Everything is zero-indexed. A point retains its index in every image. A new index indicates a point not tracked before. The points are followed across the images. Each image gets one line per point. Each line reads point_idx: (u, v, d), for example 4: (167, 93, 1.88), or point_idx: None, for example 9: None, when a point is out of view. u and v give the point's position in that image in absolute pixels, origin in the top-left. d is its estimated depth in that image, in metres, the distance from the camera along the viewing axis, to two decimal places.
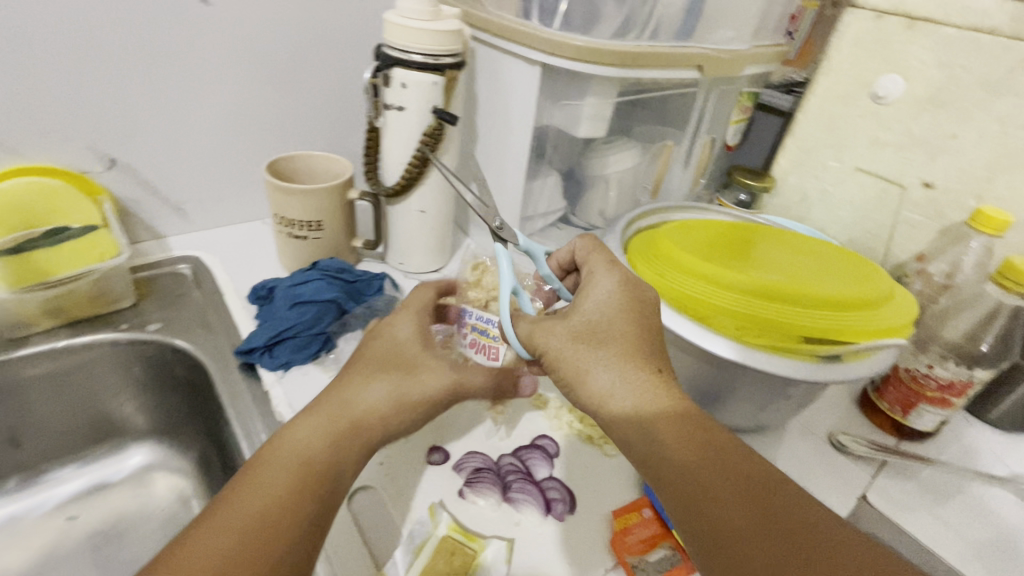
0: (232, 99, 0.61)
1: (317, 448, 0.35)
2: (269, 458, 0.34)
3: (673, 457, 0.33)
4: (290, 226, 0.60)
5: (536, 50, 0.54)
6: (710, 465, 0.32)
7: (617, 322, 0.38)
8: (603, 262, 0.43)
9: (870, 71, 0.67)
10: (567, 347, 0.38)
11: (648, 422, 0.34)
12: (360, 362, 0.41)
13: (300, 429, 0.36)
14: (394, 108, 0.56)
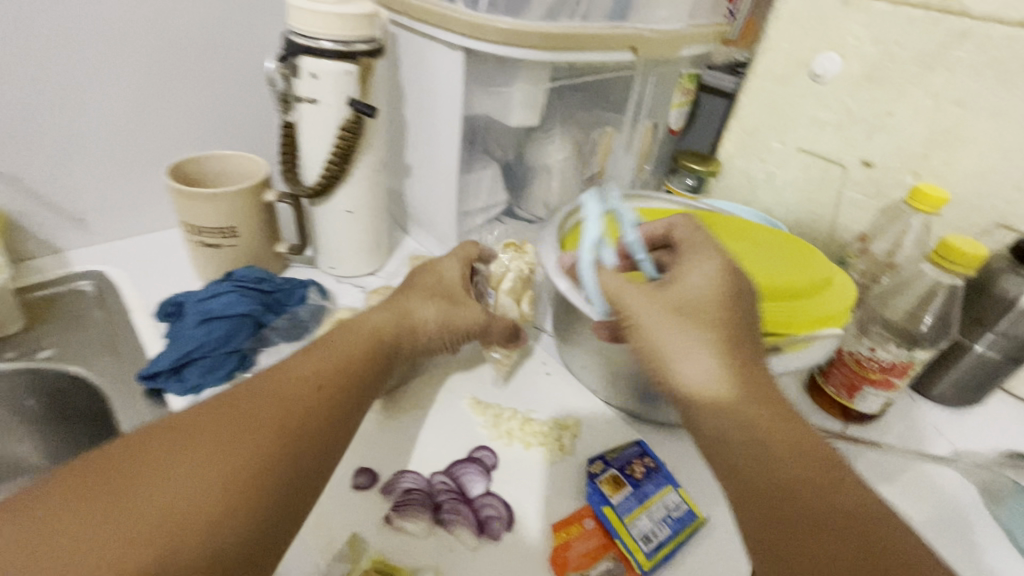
0: (126, 96, 0.55)
1: (350, 363, 0.41)
2: (305, 366, 0.39)
3: (728, 424, 0.34)
4: (200, 234, 0.54)
5: (457, 34, 0.51)
6: (767, 441, 0.33)
7: (709, 302, 0.38)
8: (706, 250, 0.42)
9: (807, 49, 0.65)
10: (660, 321, 0.38)
11: (732, 408, 0.34)
12: (414, 290, 0.50)
13: (342, 343, 0.43)
14: (306, 101, 0.51)
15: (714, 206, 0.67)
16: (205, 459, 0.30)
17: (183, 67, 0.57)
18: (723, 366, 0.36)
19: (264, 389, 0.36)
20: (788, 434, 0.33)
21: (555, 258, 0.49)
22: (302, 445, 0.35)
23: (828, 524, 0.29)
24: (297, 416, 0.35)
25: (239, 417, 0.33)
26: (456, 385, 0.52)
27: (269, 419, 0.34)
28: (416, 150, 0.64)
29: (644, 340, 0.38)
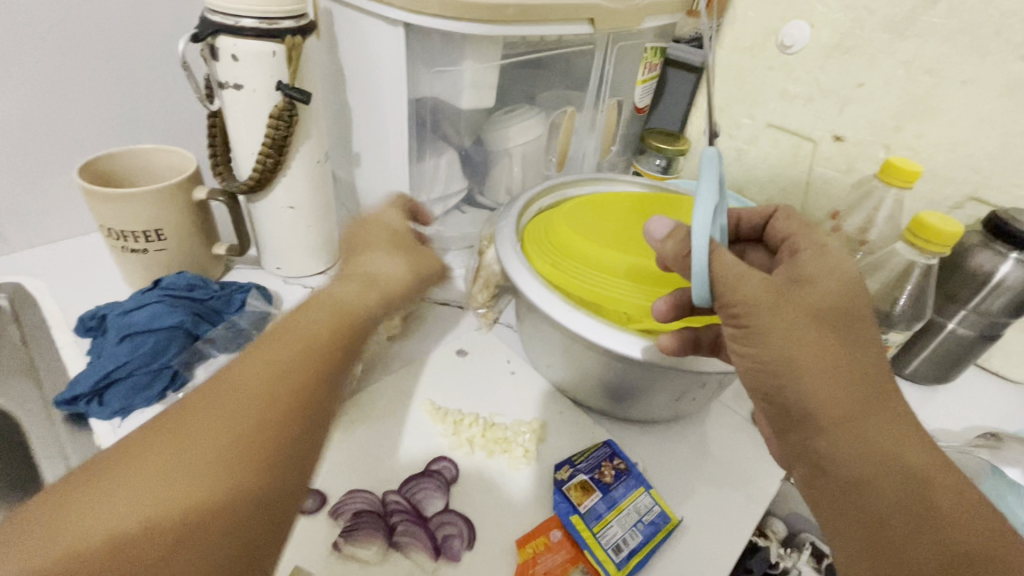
0: (27, 85, 0.49)
1: (357, 309, 0.35)
2: (311, 314, 0.33)
3: (833, 432, 0.28)
4: (122, 238, 0.49)
5: (394, 7, 0.46)
6: (884, 456, 0.28)
7: (834, 286, 0.31)
8: (812, 241, 0.36)
9: (776, 18, 0.62)
10: (782, 308, 0.29)
11: (848, 418, 0.28)
12: (376, 242, 0.45)
13: (346, 292, 0.36)
14: (230, 86, 0.46)
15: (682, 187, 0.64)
16: (230, 412, 0.26)
17: (97, 52, 0.51)
18: (845, 362, 0.29)
19: (280, 336, 0.30)
20: (913, 448, 0.28)
21: (512, 253, 0.45)
22: (333, 384, 0.31)
23: (901, 518, 0.26)
24: (325, 355, 0.31)
25: (260, 364, 0.28)
26: (414, 390, 0.49)
27: (291, 362, 0.29)
28: (363, 137, 0.59)
29: (763, 334, 0.29)
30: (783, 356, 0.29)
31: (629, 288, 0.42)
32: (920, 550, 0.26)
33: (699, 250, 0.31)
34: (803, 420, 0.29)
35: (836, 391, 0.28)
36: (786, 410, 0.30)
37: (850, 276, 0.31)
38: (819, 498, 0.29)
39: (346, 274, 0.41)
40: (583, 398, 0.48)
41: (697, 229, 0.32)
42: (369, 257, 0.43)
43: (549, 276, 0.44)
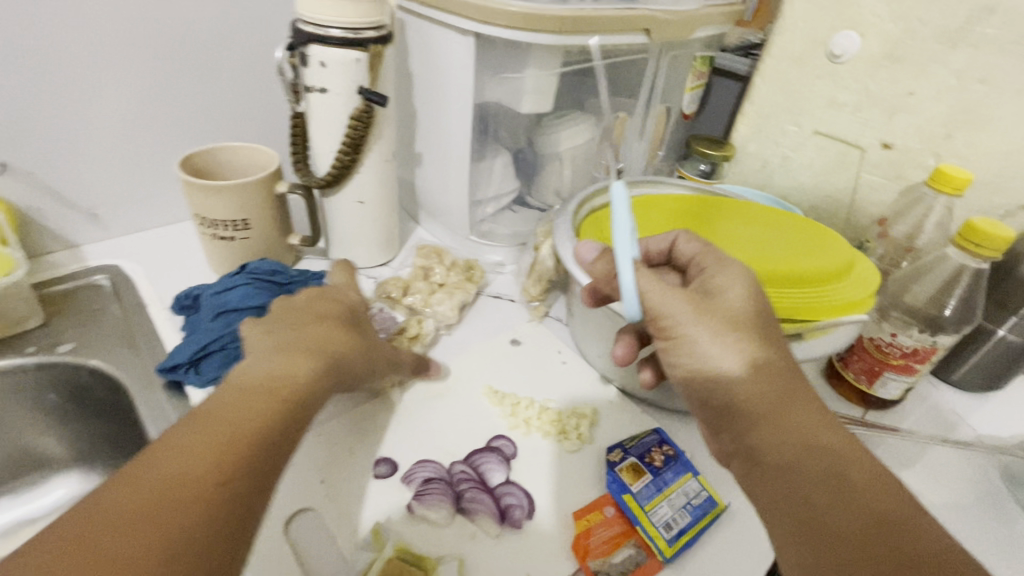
0: (135, 89, 0.55)
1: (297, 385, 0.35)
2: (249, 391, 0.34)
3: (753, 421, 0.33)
4: (213, 227, 0.54)
5: (467, 19, 0.50)
6: (800, 438, 0.31)
7: (737, 299, 0.37)
8: (714, 261, 0.39)
9: (825, 28, 0.63)
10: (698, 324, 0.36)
11: (764, 411, 0.33)
12: (328, 303, 0.44)
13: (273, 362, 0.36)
14: (316, 90, 0.51)
15: (729, 191, 0.66)
16: (175, 479, 0.27)
17: (191, 58, 0.56)
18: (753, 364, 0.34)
19: (216, 416, 0.31)
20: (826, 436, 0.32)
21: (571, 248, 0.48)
22: (273, 459, 0.32)
23: (821, 493, 0.29)
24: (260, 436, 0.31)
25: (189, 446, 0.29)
26: (472, 374, 0.52)
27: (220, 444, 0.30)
28: (425, 139, 0.63)
29: (683, 346, 0.36)
30: (705, 365, 0.35)
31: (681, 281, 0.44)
32: (840, 517, 0.28)
33: (625, 279, 0.36)
34: (736, 419, 0.34)
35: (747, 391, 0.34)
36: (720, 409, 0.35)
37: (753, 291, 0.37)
38: (753, 483, 0.32)
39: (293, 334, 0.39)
40: (632, 387, 0.51)
41: (619, 255, 0.37)
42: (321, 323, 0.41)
43: None
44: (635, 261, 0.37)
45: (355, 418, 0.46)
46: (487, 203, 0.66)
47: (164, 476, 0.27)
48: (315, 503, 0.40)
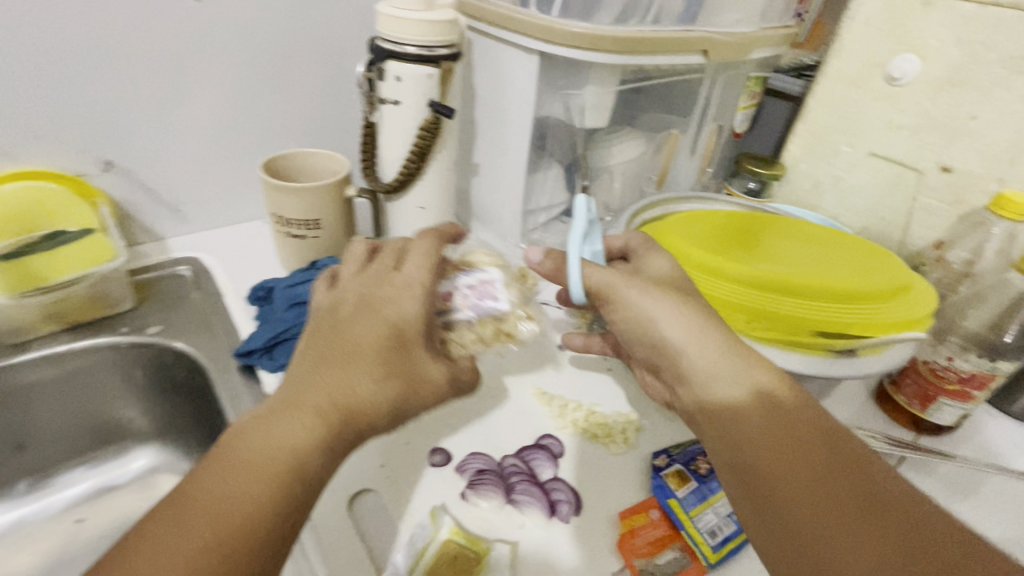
0: (225, 98, 0.60)
1: (310, 454, 0.31)
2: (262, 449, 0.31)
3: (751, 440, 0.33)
4: (288, 225, 0.59)
5: (533, 39, 0.53)
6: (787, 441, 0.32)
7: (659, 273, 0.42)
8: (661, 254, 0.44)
9: (883, 51, 0.64)
10: (645, 299, 0.39)
11: (747, 419, 0.34)
12: (394, 293, 0.41)
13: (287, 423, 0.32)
14: (390, 102, 0.55)
15: (780, 210, 0.66)
16: (236, 481, 0.29)
17: (276, 70, 0.62)
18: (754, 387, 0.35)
19: (229, 473, 0.29)
20: (759, 381, 0.35)
21: None
22: (302, 502, 0.31)
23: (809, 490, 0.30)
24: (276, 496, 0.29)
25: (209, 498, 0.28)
26: (521, 375, 0.54)
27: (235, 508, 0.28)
28: (485, 150, 0.67)
29: (618, 312, 0.41)
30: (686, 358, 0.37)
31: (732, 288, 0.45)
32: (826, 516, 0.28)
33: (573, 271, 0.41)
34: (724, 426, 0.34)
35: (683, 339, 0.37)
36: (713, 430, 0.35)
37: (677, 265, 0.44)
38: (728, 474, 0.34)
39: (317, 380, 0.34)
40: None
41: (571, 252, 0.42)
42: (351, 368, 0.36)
43: None
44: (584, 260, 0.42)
45: None
46: (540, 212, 0.69)
47: (227, 472, 0.29)
48: (375, 485, 0.43)
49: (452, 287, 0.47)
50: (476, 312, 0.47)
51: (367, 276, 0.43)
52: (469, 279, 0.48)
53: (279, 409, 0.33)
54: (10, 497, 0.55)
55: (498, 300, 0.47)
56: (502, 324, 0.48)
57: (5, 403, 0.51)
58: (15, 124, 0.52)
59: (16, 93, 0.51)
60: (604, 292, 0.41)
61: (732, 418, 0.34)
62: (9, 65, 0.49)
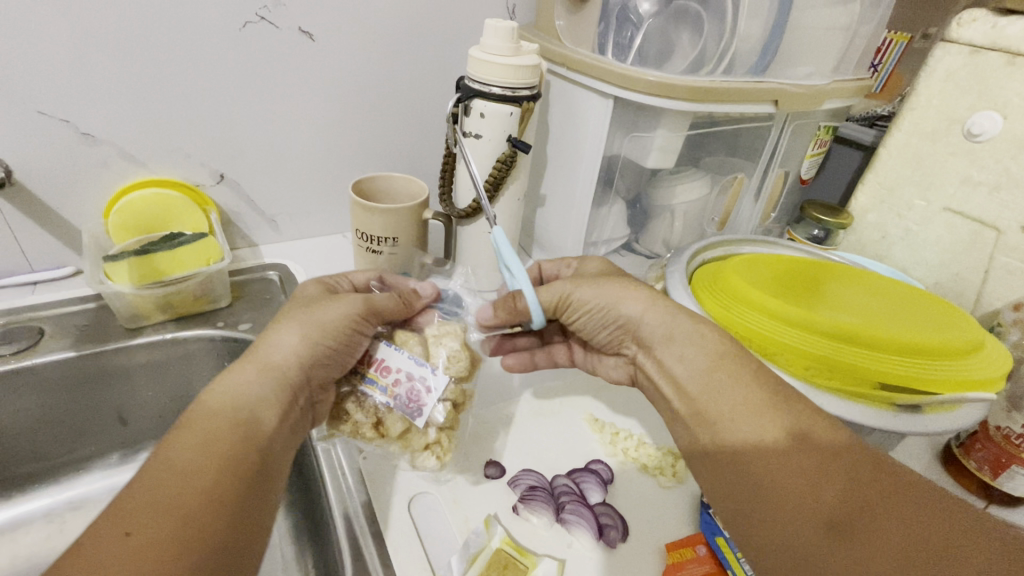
0: (324, 124, 0.67)
1: (253, 412, 0.36)
2: (216, 412, 0.35)
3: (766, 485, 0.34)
4: (368, 241, 0.64)
5: (609, 84, 0.56)
6: (796, 476, 0.33)
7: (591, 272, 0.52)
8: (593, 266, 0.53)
9: (963, 107, 0.63)
10: (609, 290, 0.47)
11: (762, 452, 0.35)
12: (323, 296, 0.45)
13: (231, 388, 0.37)
14: (472, 135, 0.60)
15: (846, 259, 0.65)
16: (197, 457, 0.32)
17: (371, 101, 0.68)
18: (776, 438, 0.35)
19: (191, 432, 0.34)
20: (705, 338, 0.42)
21: (684, 294, 0.51)
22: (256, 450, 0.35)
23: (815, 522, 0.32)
24: (232, 450, 0.34)
25: (177, 459, 0.32)
26: (574, 401, 0.57)
27: (206, 463, 0.32)
28: (553, 183, 0.71)
29: (582, 315, 0.48)
30: (677, 356, 0.42)
31: (792, 332, 0.46)
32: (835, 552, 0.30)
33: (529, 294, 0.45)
34: (735, 463, 0.36)
35: (641, 305, 0.45)
36: (731, 472, 0.36)
37: (606, 264, 0.53)
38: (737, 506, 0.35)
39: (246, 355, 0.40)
40: None
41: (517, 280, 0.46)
42: (270, 338, 0.40)
43: (715, 314, 0.49)
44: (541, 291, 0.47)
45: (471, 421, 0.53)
46: (600, 246, 0.71)
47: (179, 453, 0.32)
48: (433, 489, 0.46)
49: (392, 363, 0.43)
50: (392, 404, 0.42)
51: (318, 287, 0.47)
52: (412, 367, 0.43)
53: (219, 378, 0.38)
54: (105, 467, 0.61)
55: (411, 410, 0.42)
56: (410, 433, 0.43)
57: (113, 380, 0.58)
58: (151, 140, 0.60)
59: (153, 113, 0.59)
60: (568, 306, 0.48)
61: (749, 460, 0.35)
62: (156, 90, 0.58)
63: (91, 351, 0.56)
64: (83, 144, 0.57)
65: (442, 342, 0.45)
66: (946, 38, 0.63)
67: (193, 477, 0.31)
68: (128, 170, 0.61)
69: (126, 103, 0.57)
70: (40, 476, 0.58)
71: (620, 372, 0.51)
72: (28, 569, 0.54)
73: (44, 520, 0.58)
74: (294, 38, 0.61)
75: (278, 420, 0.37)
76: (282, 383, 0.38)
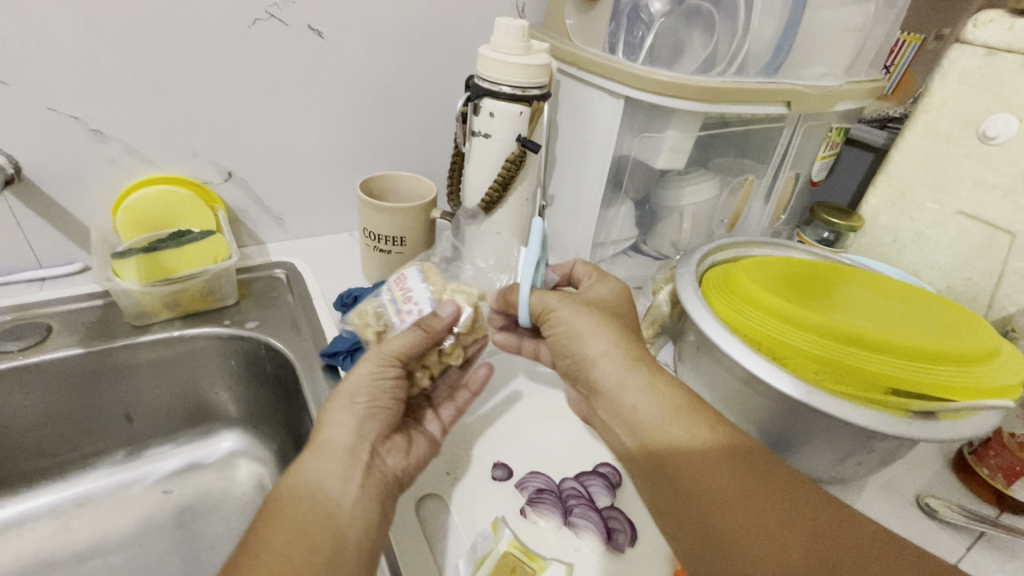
0: (332, 122, 0.67)
1: (338, 493, 0.37)
2: (295, 502, 0.36)
3: (712, 497, 0.35)
4: (376, 240, 0.63)
5: (620, 84, 0.56)
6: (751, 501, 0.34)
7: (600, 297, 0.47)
8: (609, 284, 0.50)
9: (978, 109, 0.63)
10: (585, 323, 0.43)
11: (709, 463, 0.36)
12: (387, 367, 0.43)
13: (313, 472, 0.38)
14: (481, 135, 0.59)
15: (857, 262, 0.65)
16: (299, 536, 0.34)
17: (380, 100, 0.68)
18: (710, 441, 0.37)
19: (276, 526, 0.34)
20: (658, 383, 0.40)
21: (693, 296, 0.50)
22: (349, 526, 0.36)
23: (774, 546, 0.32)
24: (321, 528, 0.35)
25: (281, 543, 0.33)
26: None
27: (302, 549, 0.33)
28: (561, 183, 0.70)
29: (555, 335, 0.45)
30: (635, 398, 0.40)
31: (802, 336, 0.45)
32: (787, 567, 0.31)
33: (522, 288, 0.44)
34: (683, 475, 0.36)
35: (599, 343, 0.42)
36: (678, 491, 0.36)
37: (622, 291, 0.49)
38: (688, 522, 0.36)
39: (306, 444, 0.40)
40: None
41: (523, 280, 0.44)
42: (327, 417, 0.41)
43: (725, 317, 0.49)
44: (536, 293, 0.45)
45: (478, 422, 0.52)
46: (608, 247, 0.71)
47: (277, 535, 0.34)
48: (439, 490, 0.46)
49: (415, 293, 0.46)
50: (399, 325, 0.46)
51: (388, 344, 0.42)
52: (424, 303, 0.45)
53: (289, 471, 0.38)
54: (111, 463, 0.61)
55: (403, 323, 0.46)
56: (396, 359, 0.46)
57: (120, 377, 0.58)
58: (160, 137, 0.60)
59: (163, 111, 0.59)
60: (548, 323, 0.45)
61: (700, 475, 0.36)
62: (166, 88, 0.58)
63: (98, 348, 0.56)
64: (93, 141, 0.57)
65: (456, 295, 0.46)
66: (961, 39, 0.62)
67: (290, 563, 0.32)
68: (137, 167, 0.61)
69: (135, 100, 0.57)
70: (46, 472, 0.59)
71: (578, 405, 0.49)
72: (33, 566, 0.54)
73: (50, 517, 0.57)
74: (305, 36, 0.60)
75: (357, 490, 0.38)
76: (348, 457, 0.39)
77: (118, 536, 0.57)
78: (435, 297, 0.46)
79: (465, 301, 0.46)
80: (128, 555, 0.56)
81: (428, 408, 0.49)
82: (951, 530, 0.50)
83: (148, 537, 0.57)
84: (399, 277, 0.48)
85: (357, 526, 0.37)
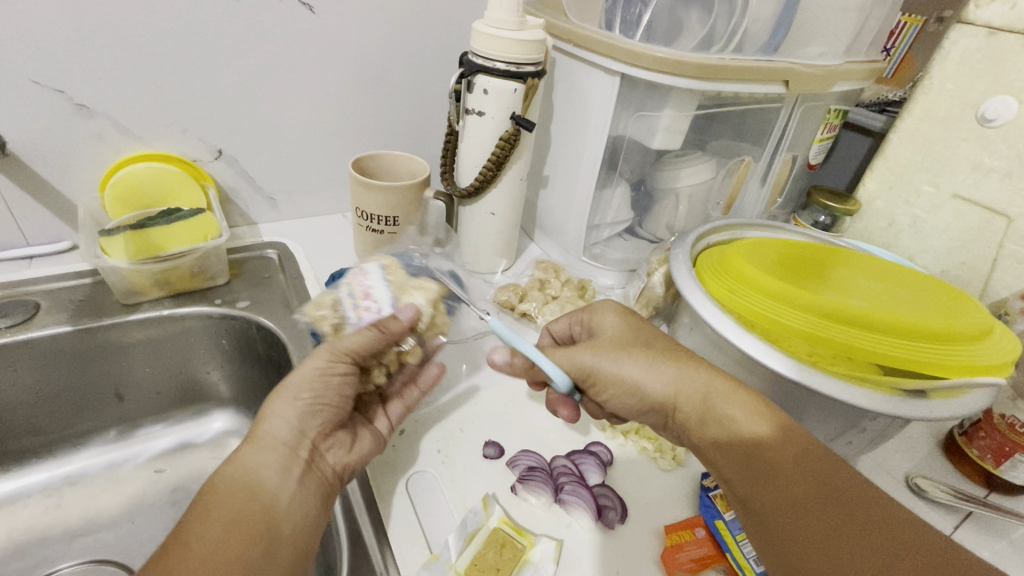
0: (323, 101, 0.66)
1: (276, 486, 0.37)
2: (232, 492, 0.36)
3: (767, 466, 0.37)
4: (367, 220, 0.63)
5: (616, 61, 0.55)
6: (807, 473, 0.35)
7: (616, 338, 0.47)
8: (612, 313, 0.50)
9: (977, 92, 0.62)
10: (646, 378, 0.43)
11: (765, 455, 0.37)
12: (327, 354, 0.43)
13: (253, 463, 0.38)
14: (475, 113, 0.59)
15: (853, 245, 0.64)
16: (231, 528, 0.35)
17: (373, 77, 0.67)
18: (769, 433, 0.38)
19: (212, 516, 0.35)
20: (739, 399, 0.40)
21: (687, 276, 0.50)
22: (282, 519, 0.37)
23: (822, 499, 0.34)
24: (256, 517, 0.35)
25: (213, 534, 0.34)
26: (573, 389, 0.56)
27: (233, 541, 0.34)
28: (556, 164, 0.69)
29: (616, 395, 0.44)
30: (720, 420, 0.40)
31: (794, 315, 0.45)
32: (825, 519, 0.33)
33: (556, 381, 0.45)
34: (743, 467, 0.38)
35: (655, 389, 0.42)
36: (744, 466, 0.37)
37: (620, 311, 0.50)
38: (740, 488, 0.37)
39: (248, 433, 0.40)
40: None
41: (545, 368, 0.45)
42: (270, 409, 0.40)
43: (717, 297, 0.49)
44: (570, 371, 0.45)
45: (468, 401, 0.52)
46: (604, 230, 0.71)
47: (206, 524, 0.34)
48: (431, 468, 0.46)
49: (374, 287, 0.48)
50: (353, 317, 0.47)
51: (330, 351, 0.42)
52: (386, 301, 0.47)
53: (231, 461, 0.38)
54: (102, 443, 0.61)
55: (360, 318, 0.46)
56: None
57: (109, 357, 0.57)
58: (148, 114, 0.59)
59: (150, 86, 0.57)
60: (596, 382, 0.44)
61: (767, 452, 0.37)
62: (152, 62, 0.56)
63: (87, 326, 0.55)
64: (78, 117, 0.56)
65: (414, 291, 0.48)
66: (963, 19, 0.61)
67: (222, 554, 0.33)
68: (124, 144, 0.60)
69: (122, 75, 0.56)
70: (36, 451, 0.58)
71: None
72: (24, 543, 0.54)
73: (41, 495, 0.57)
74: (295, 12, 0.59)
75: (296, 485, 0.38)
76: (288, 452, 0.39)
77: (110, 514, 0.57)
78: (397, 297, 0.48)
79: (422, 296, 0.48)
80: (120, 532, 0.56)
81: (376, 400, 0.48)
82: (939, 510, 0.51)
83: (141, 515, 0.57)
84: (359, 272, 0.49)
85: (294, 519, 0.37)
